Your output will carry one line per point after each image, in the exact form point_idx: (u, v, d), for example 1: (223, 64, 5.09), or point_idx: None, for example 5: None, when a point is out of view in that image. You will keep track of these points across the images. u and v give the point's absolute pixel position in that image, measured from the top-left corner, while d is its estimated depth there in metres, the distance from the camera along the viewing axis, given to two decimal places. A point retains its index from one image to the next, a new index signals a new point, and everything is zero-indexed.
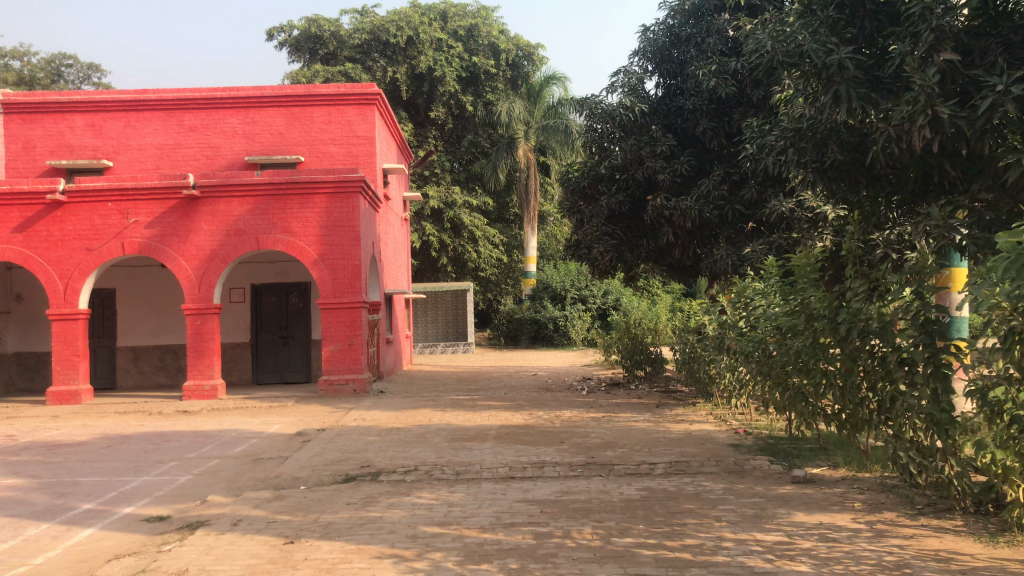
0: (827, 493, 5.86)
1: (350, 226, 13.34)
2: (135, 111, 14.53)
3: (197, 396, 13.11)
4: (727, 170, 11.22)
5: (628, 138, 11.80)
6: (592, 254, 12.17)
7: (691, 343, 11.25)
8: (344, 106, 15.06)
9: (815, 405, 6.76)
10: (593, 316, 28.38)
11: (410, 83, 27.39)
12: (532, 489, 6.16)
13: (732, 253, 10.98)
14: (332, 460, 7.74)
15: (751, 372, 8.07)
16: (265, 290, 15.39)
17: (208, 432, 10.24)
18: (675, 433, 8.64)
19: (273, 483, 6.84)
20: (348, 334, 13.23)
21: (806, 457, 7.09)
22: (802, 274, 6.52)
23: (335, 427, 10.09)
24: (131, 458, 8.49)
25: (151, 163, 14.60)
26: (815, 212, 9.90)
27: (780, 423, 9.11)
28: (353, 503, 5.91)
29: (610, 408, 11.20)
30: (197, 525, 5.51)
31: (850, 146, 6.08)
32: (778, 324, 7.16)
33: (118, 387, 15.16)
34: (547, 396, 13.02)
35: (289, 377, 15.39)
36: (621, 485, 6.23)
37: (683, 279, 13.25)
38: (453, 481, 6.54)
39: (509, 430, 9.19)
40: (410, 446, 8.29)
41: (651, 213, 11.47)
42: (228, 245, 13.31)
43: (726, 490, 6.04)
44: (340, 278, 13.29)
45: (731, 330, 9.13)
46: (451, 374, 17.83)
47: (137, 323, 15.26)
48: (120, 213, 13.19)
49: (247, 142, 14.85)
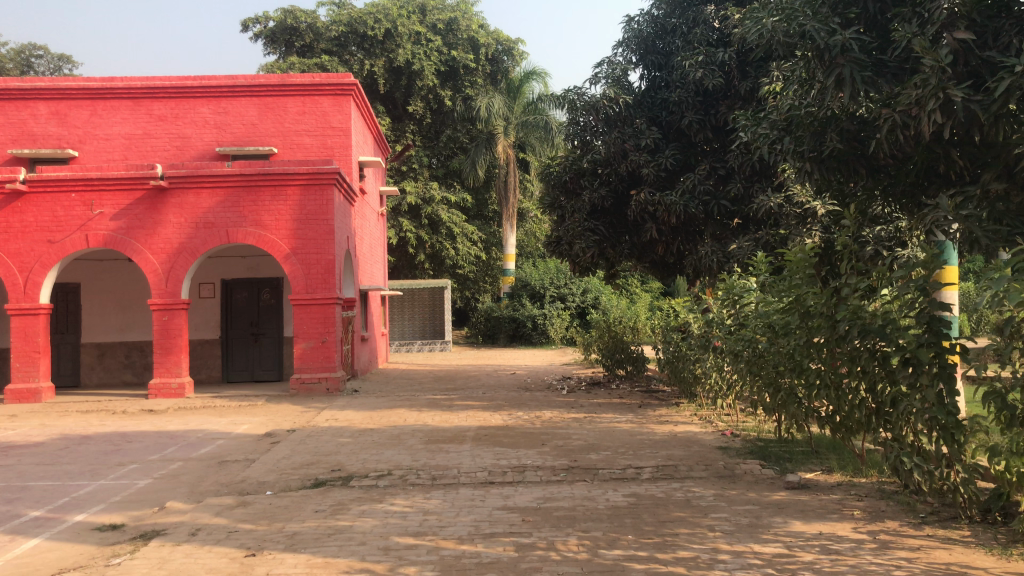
0: (824, 500, 5.56)
1: (325, 220, 12.92)
2: (101, 99, 14.00)
3: (164, 394, 12.63)
4: (713, 164, 10.93)
5: (612, 131, 11.49)
6: (574, 250, 11.82)
7: (675, 342, 10.94)
8: (319, 97, 14.64)
9: (808, 407, 6.46)
10: (572, 314, 28.05)
11: (388, 77, 26.94)
12: (513, 496, 5.82)
13: (718, 249, 10.70)
14: (301, 464, 7.34)
15: (740, 372, 7.76)
16: (235, 285, 14.93)
17: (173, 432, 9.80)
18: (660, 436, 8.32)
19: (237, 488, 6.44)
20: (321, 331, 12.82)
21: (798, 461, 6.79)
22: (796, 269, 6.22)
23: (306, 428, 9.68)
24: (89, 460, 8.03)
25: (118, 153, 14.07)
26: (804, 208, 9.66)
27: (768, 426, 8.82)
28: (321, 510, 5.53)
29: (592, 409, 10.87)
30: (152, 535, 5.10)
31: (848, 134, 5.82)
32: (771, 322, 6.85)
33: (82, 385, 14.63)
34: (526, 395, 12.68)
35: (260, 375, 14.94)
36: (606, 491, 5.90)
37: (665, 277, 12.95)
38: (429, 487, 6.18)
39: (487, 431, 8.84)
40: (385, 448, 7.91)
41: (635, 208, 11.14)
42: (198, 239, 12.84)
43: (717, 496, 5.73)
44: (313, 273, 12.88)
45: (718, 328, 8.83)
46: (428, 373, 17.44)
47: (102, 318, 14.73)
48: (84, 204, 12.68)
49: (218, 132, 14.36)
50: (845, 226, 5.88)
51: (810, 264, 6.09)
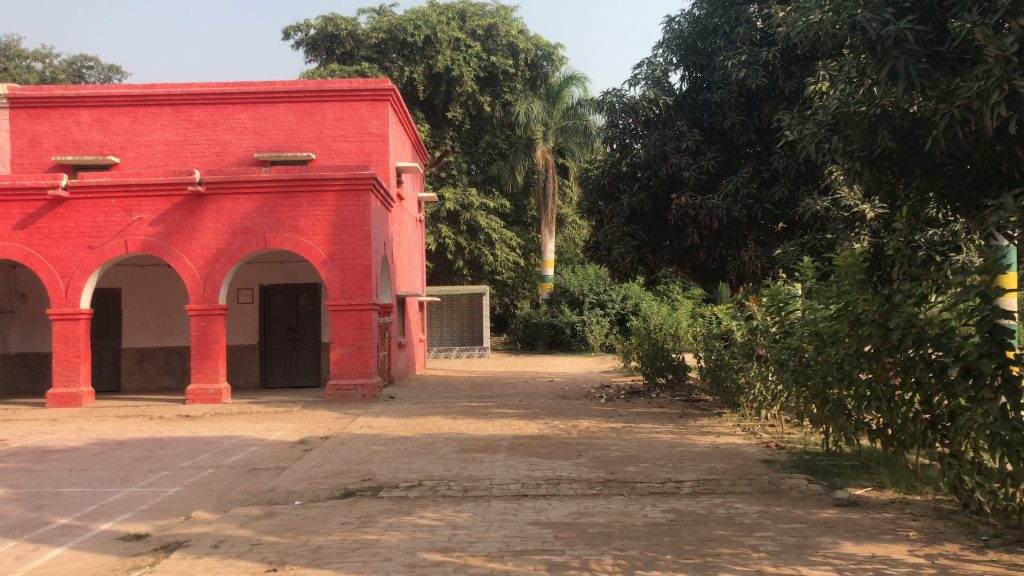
0: (876, 519, 5.24)
1: (361, 225, 12.83)
2: (142, 106, 14.12)
3: (201, 400, 12.63)
4: (757, 166, 10.61)
5: (652, 134, 11.25)
6: (612, 256, 11.56)
7: (717, 350, 10.64)
8: (356, 102, 14.58)
9: (858, 419, 6.13)
10: (611, 321, 27.73)
11: (427, 83, 26.93)
12: (547, 510, 5.59)
13: (762, 255, 10.35)
14: (332, 472, 7.20)
15: (785, 382, 7.44)
16: (274, 291, 14.92)
17: (207, 439, 9.75)
18: (701, 447, 8.03)
19: (266, 498, 6.31)
20: (357, 337, 12.73)
21: (847, 475, 6.47)
22: (845, 275, 5.91)
23: (340, 435, 9.55)
24: (121, 466, 7.99)
25: (158, 159, 14.17)
26: (852, 211, 9.31)
27: (815, 437, 8.48)
28: (348, 523, 5.36)
29: (631, 418, 10.58)
30: (174, 547, 4.97)
31: (901, 132, 5.53)
32: (819, 331, 6.53)
33: (123, 390, 14.73)
34: (563, 403, 12.44)
35: (298, 381, 14.91)
36: (644, 507, 5.65)
37: (707, 283, 12.61)
38: (461, 499, 5.98)
39: (523, 440, 8.63)
40: (417, 457, 7.75)
41: (675, 212, 10.86)
42: (235, 245, 12.84)
43: (761, 514, 5.44)
44: (350, 279, 12.79)
45: (762, 335, 8.51)
46: (465, 379, 17.29)
47: (142, 323, 14.83)
48: (124, 210, 12.76)
49: (257, 138, 14.39)
50: (898, 230, 5.56)
51: (859, 269, 5.78)
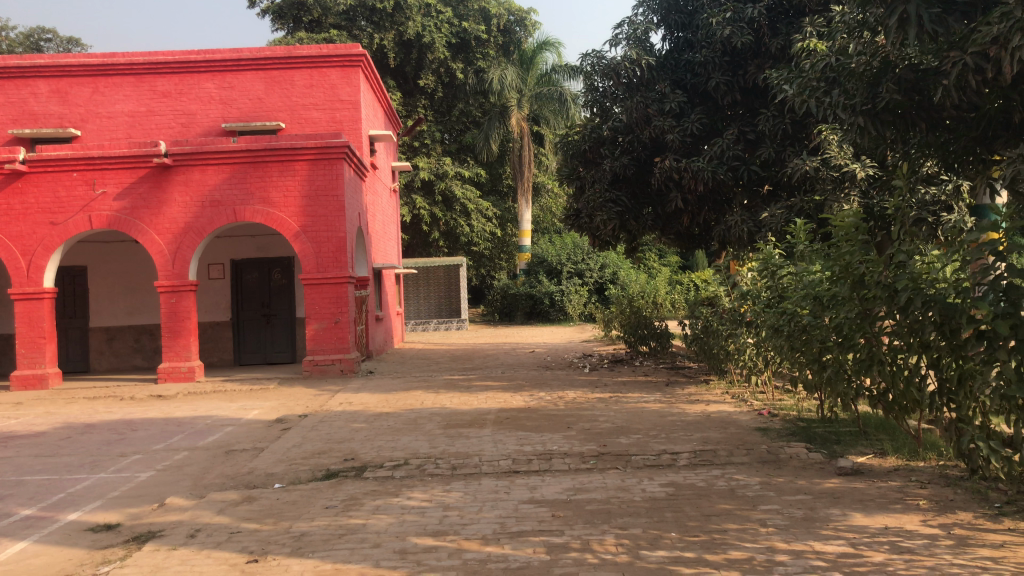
0: (883, 488, 5.04)
1: (335, 195, 12.42)
2: (103, 76, 13.51)
3: (173, 379, 12.24)
4: (742, 128, 10.37)
5: (634, 96, 10.94)
6: (594, 223, 11.24)
7: (703, 316, 10.40)
8: (327, 69, 14.10)
9: (857, 385, 5.93)
10: (590, 290, 27.49)
11: (398, 51, 26.29)
12: (540, 487, 5.35)
13: (748, 219, 10.10)
14: (313, 452, 6.90)
15: (779, 348, 7.21)
16: (246, 266, 14.50)
17: (180, 419, 9.40)
18: (692, 416, 7.83)
19: (243, 481, 6.02)
20: (333, 312, 12.37)
21: (846, 443, 6.28)
22: (845, 237, 5.66)
23: (319, 413, 9.25)
24: (90, 451, 7.63)
25: (122, 131, 13.59)
26: (842, 170, 9.12)
27: (807, 403, 8.35)
28: (333, 507, 5.08)
29: (617, 388, 10.33)
30: (147, 538, 4.65)
31: (907, 83, 5.27)
32: (816, 295, 6.29)
33: (92, 370, 14.31)
34: (547, 374, 12.23)
35: (273, 357, 14.55)
36: (641, 481, 5.42)
37: (690, 249, 12.37)
38: (450, 478, 5.72)
39: (509, 413, 8.40)
40: (401, 434, 7.48)
41: (659, 176, 10.56)
42: (204, 218, 12.39)
43: (763, 485, 5.23)
44: (324, 252, 12.40)
45: (754, 301, 8.27)
46: (444, 352, 17.04)
47: (110, 302, 14.36)
48: (86, 184, 12.24)
49: (225, 108, 13.87)
50: (899, 188, 5.32)
51: (861, 229, 5.52)
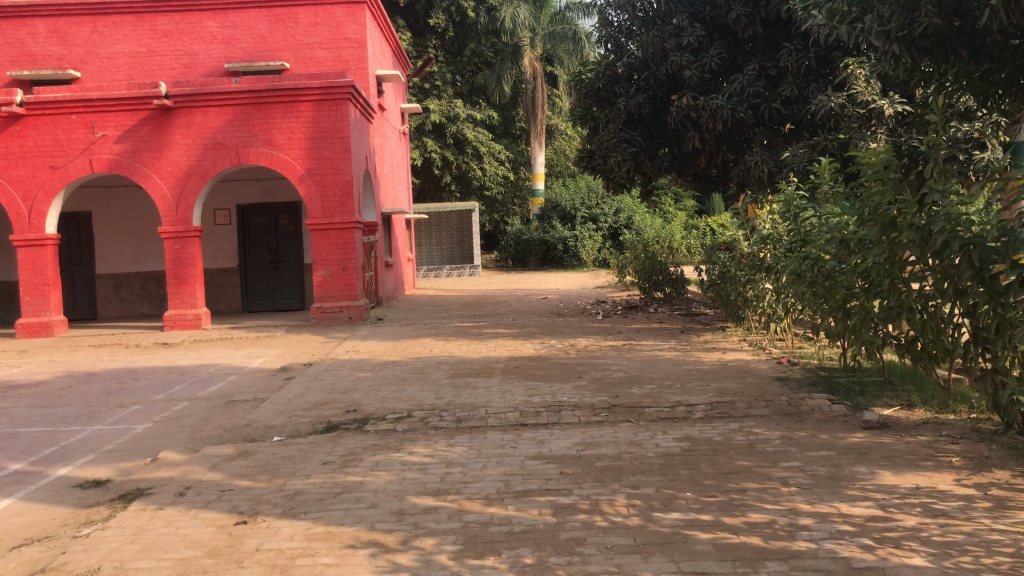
0: (912, 443, 4.74)
1: (339, 137, 12.04)
2: (102, 14, 13.03)
3: (180, 326, 12.05)
4: (763, 62, 9.86)
5: (649, 31, 10.46)
6: (608, 164, 10.82)
7: (720, 261, 10.02)
8: (331, 6, 13.57)
9: (884, 332, 5.60)
10: (604, 235, 27.09)
11: None
12: (548, 442, 5.08)
13: (769, 158, 9.66)
14: (315, 403, 6.67)
15: (801, 294, 6.86)
16: (252, 211, 14.21)
17: (183, 368, 9.20)
18: (708, 365, 7.55)
19: (241, 435, 5.80)
20: (340, 257, 12.09)
21: (871, 394, 5.97)
22: (875, 175, 5.22)
23: (324, 361, 9.04)
24: (89, 401, 7.44)
25: (123, 73, 13.17)
26: (868, 107, 8.66)
27: (828, 352, 8.04)
28: (330, 462, 4.85)
29: (630, 335, 10.04)
30: (135, 496, 4.43)
31: (948, 6, 4.79)
32: (842, 238, 5.89)
33: (100, 318, 14.16)
34: (559, 321, 11.95)
35: (281, 304, 14.36)
36: (655, 435, 5.14)
37: (707, 191, 11.93)
38: (454, 431, 5.47)
39: (519, 362, 8.16)
40: (406, 384, 7.24)
41: (675, 115, 10.12)
42: (207, 161, 12.05)
43: (784, 440, 4.95)
44: (330, 196, 12.07)
45: (774, 245, 7.87)
46: (456, 298, 16.79)
47: (116, 248, 14.13)
48: (86, 127, 11.89)
49: (227, 48, 13.42)
50: (934, 121, 4.88)
51: (893, 167, 5.09)
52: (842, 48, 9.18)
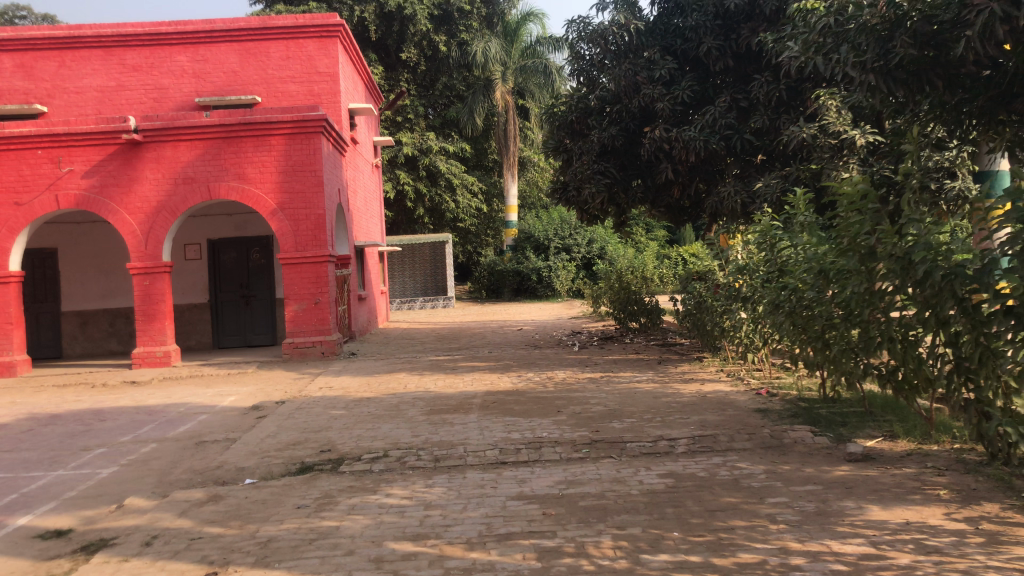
0: (898, 476, 4.67)
1: (312, 170, 11.94)
2: (69, 49, 12.86)
3: (149, 364, 11.78)
4: (734, 95, 9.93)
5: (621, 64, 10.51)
6: (582, 196, 10.79)
7: (696, 291, 9.99)
8: (302, 40, 13.53)
9: (865, 363, 5.56)
10: (577, 266, 27.12)
11: (379, 23, 25.56)
12: (529, 481, 4.96)
13: (742, 189, 9.70)
14: (287, 443, 6.49)
15: (779, 325, 6.82)
16: (223, 246, 14.01)
17: (151, 408, 8.96)
18: (688, 397, 7.45)
19: (211, 478, 5.61)
20: (313, 292, 11.93)
21: (853, 425, 5.92)
22: (852, 205, 5.22)
23: (297, 398, 8.84)
24: (52, 445, 7.18)
25: (91, 107, 13.00)
26: (840, 137, 8.70)
27: (806, 382, 8.00)
28: (304, 506, 4.68)
29: (608, 367, 9.96)
30: (98, 547, 4.23)
31: (922, 36, 4.87)
32: (820, 268, 5.87)
33: (65, 356, 13.83)
34: (535, 353, 11.84)
35: (253, 340, 14.12)
36: (638, 472, 5.04)
37: (681, 221, 11.94)
38: (432, 471, 5.32)
39: (496, 396, 8.02)
40: (381, 422, 7.08)
41: (648, 147, 10.14)
42: (177, 196, 11.87)
43: (769, 475, 4.87)
44: (302, 229, 11.94)
45: (751, 275, 7.84)
46: (430, 331, 16.62)
47: (83, 285, 13.85)
48: (52, 162, 11.68)
49: (197, 82, 13.30)
50: (910, 151, 4.90)
51: (871, 197, 5.09)
52: (812, 80, 9.28)
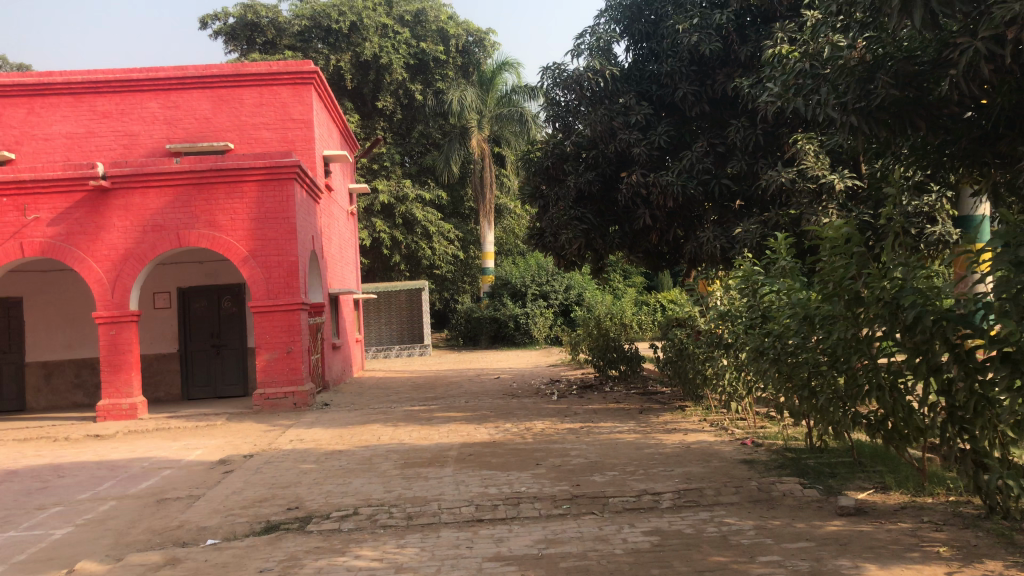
0: (894, 532, 4.47)
1: (285, 217, 11.75)
2: (39, 96, 12.68)
3: (114, 417, 11.36)
4: (711, 140, 9.91)
5: (597, 109, 10.47)
6: (559, 242, 10.65)
7: (677, 338, 9.82)
8: (277, 86, 13.44)
9: (853, 412, 5.38)
10: (555, 312, 26.97)
11: (355, 72, 25.83)
12: (507, 540, 4.70)
13: (721, 235, 9.61)
14: (253, 501, 6.18)
15: (762, 372, 6.63)
16: (193, 294, 13.71)
17: (114, 463, 8.58)
18: (671, 448, 7.22)
19: (171, 538, 5.31)
20: (285, 340, 11.63)
21: (843, 477, 5.73)
22: (834, 249, 5.09)
23: (266, 452, 8.52)
24: (6, 503, 6.81)
25: (60, 154, 12.77)
26: (819, 182, 8.65)
27: (791, 431, 7.81)
28: (268, 569, 4.39)
29: (588, 416, 9.71)
30: None
31: (904, 77, 4.92)
32: (805, 314, 5.72)
33: (28, 409, 13.34)
34: (513, 403, 11.58)
35: (224, 390, 13.74)
36: (622, 529, 4.80)
37: (659, 267, 11.83)
38: (405, 530, 5.05)
39: (473, 449, 7.76)
40: (353, 477, 6.78)
41: (626, 192, 10.06)
42: (146, 244, 11.59)
43: (759, 531, 4.65)
44: (274, 277, 11.69)
45: (733, 321, 7.68)
46: (406, 380, 16.30)
47: (48, 335, 13.45)
48: (17, 209, 11.40)
49: (169, 129, 13.12)
50: (891, 194, 4.81)
51: (855, 241, 4.97)
52: (790, 125, 9.27)
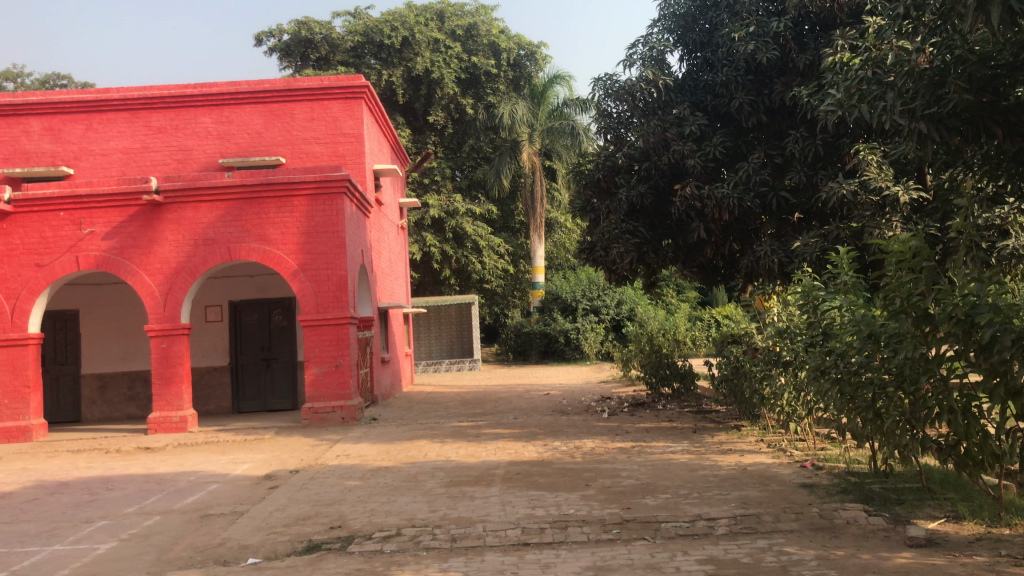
0: (969, 566, 4.15)
1: (335, 232, 11.75)
2: (97, 112, 12.95)
3: (164, 429, 11.46)
4: (768, 151, 9.62)
5: (650, 120, 10.26)
6: (610, 256, 10.42)
7: (733, 355, 9.50)
8: (328, 101, 13.49)
9: (921, 435, 5.06)
10: (606, 327, 26.66)
11: (406, 87, 26.02)
12: (553, 566, 4.50)
13: (778, 248, 9.29)
14: (296, 518, 6.07)
15: (823, 393, 6.31)
16: (245, 307, 13.81)
17: (162, 476, 8.58)
18: (726, 471, 6.93)
19: (212, 556, 5.22)
20: (334, 354, 11.60)
21: (910, 504, 5.40)
22: (900, 264, 4.80)
23: (312, 467, 8.44)
24: (54, 516, 6.82)
25: (116, 169, 12.98)
26: (882, 194, 8.30)
27: (854, 454, 7.45)
28: None
29: (640, 435, 9.44)
30: None
31: (979, 82, 4.77)
32: (869, 332, 5.41)
33: (84, 420, 13.55)
34: (562, 420, 11.35)
35: (274, 404, 13.77)
36: (675, 557, 4.56)
37: (713, 282, 11.52)
38: (448, 553, 4.88)
39: (520, 467, 7.55)
40: (397, 495, 6.64)
41: (679, 205, 9.80)
42: (197, 258, 11.70)
43: (821, 562, 4.38)
44: (323, 291, 11.67)
45: (793, 338, 7.36)
46: (454, 395, 16.15)
47: (103, 347, 13.66)
48: (73, 224, 11.61)
49: (222, 143, 13.26)
50: (963, 206, 4.53)
51: (923, 254, 4.68)
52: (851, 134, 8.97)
